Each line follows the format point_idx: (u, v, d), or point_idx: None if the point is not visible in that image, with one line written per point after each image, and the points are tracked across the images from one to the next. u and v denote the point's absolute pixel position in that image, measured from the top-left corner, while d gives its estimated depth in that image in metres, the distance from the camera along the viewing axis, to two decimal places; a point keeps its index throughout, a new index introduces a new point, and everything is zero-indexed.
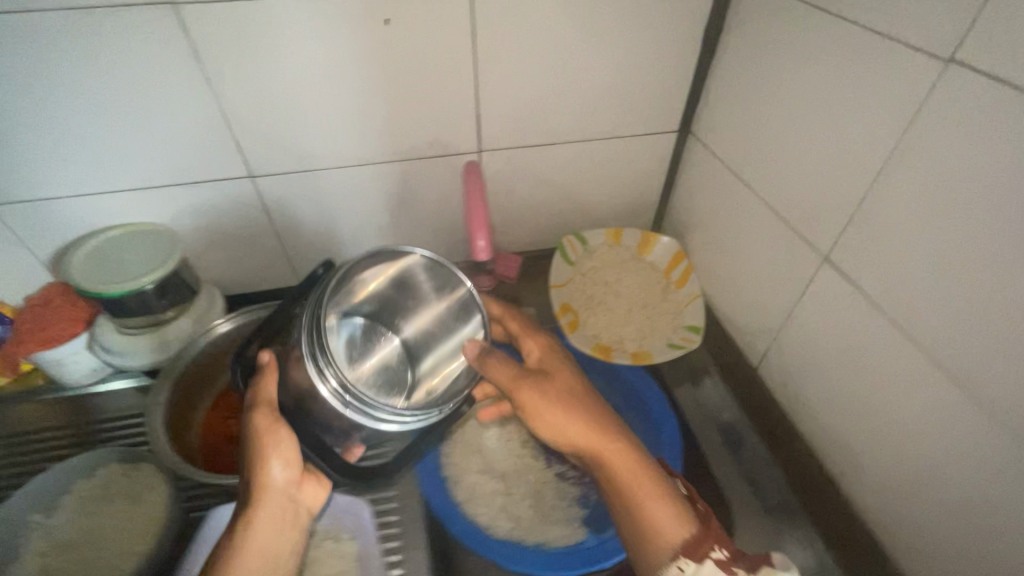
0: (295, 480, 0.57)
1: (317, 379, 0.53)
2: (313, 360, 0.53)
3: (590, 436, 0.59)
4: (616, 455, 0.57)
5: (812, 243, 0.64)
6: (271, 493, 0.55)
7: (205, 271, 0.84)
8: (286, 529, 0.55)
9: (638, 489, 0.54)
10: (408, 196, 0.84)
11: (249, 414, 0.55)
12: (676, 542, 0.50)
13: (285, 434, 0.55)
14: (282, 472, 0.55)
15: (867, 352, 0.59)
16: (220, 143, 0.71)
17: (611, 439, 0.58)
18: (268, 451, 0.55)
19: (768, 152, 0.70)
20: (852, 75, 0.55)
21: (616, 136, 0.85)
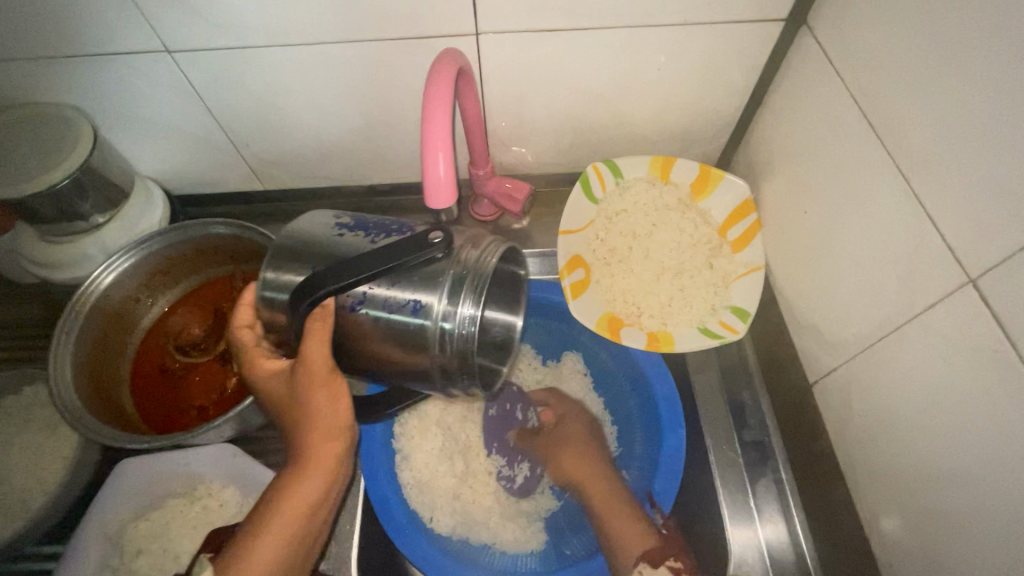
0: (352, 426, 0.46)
1: (449, 302, 0.42)
2: (449, 294, 0.42)
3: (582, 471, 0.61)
4: (592, 482, 0.60)
5: (957, 250, 0.40)
6: (328, 443, 0.44)
7: (147, 165, 0.71)
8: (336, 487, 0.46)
9: (606, 510, 0.57)
10: (384, 93, 0.62)
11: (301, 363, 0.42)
12: (637, 550, 0.52)
13: (338, 381, 0.43)
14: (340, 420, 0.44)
15: (993, 437, 0.38)
16: (110, 4, 0.52)
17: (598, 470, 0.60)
18: (327, 403, 0.43)
19: (935, 77, 0.42)
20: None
21: (687, 25, 0.56)
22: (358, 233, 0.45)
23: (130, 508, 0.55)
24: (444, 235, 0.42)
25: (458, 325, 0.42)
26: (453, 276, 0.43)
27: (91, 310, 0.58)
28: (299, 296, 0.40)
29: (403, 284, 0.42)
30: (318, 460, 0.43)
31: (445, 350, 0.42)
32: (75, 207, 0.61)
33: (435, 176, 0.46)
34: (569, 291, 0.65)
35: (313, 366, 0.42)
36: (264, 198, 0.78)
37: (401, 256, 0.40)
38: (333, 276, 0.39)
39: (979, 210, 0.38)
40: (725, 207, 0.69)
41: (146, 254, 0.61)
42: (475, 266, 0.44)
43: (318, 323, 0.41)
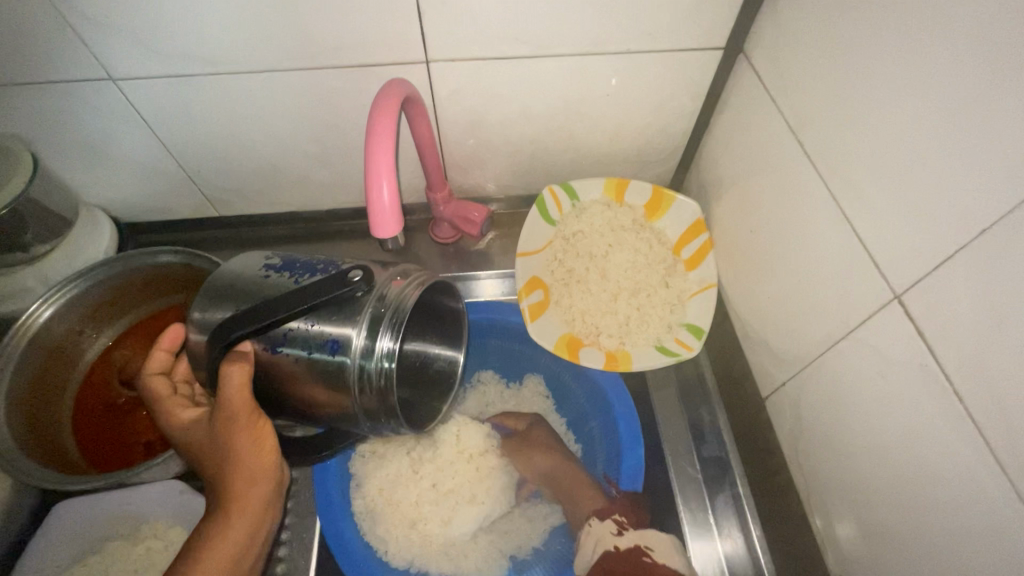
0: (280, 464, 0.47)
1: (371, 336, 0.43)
2: (368, 328, 0.43)
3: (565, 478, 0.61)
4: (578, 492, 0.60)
5: (883, 268, 0.42)
6: (254, 482, 0.44)
7: (92, 193, 0.69)
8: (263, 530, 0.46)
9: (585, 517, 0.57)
10: (337, 118, 0.62)
11: (222, 405, 0.43)
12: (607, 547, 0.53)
13: (260, 421, 0.44)
14: (266, 459, 0.45)
15: (923, 445, 0.40)
16: (48, 31, 0.51)
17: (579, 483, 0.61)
18: (249, 444, 0.44)
19: (853, 106, 0.44)
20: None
21: (632, 53, 0.58)
22: (280, 270, 0.47)
23: (76, 549, 0.52)
24: (364, 273, 0.44)
25: (377, 358, 0.43)
26: (374, 310, 0.44)
27: (29, 346, 0.56)
28: (216, 338, 0.42)
29: (322, 321, 0.43)
30: (243, 501, 0.44)
31: (365, 388, 0.44)
32: (15, 236, 0.59)
33: (379, 205, 0.46)
34: (528, 314, 0.66)
35: (235, 408, 0.43)
36: (220, 224, 0.76)
37: (314, 296, 0.41)
38: (245, 321, 0.41)
39: (899, 231, 0.40)
40: (678, 227, 0.71)
41: (89, 285, 0.59)
42: (395, 301, 0.45)
43: (237, 366, 0.42)
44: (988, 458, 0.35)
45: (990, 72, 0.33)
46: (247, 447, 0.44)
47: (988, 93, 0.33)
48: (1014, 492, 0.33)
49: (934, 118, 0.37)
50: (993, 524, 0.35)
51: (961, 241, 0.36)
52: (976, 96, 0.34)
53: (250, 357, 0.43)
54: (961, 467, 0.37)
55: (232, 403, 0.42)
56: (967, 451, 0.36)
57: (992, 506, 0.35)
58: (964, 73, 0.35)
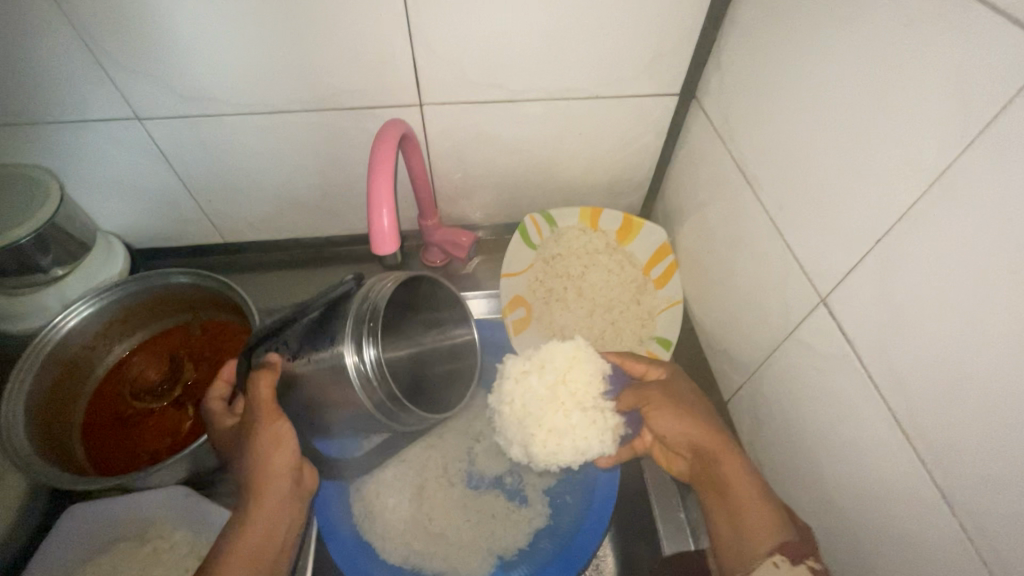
0: (299, 469, 0.50)
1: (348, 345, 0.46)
2: (355, 334, 0.46)
3: (706, 437, 0.54)
4: (728, 460, 0.52)
5: (811, 276, 0.49)
6: (270, 482, 0.48)
7: (108, 221, 0.75)
8: (284, 523, 0.48)
9: (737, 493, 0.50)
10: (339, 154, 0.70)
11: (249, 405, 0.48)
12: (766, 544, 0.45)
13: (281, 421, 0.48)
14: (282, 461, 0.48)
15: (851, 427, 0.46)
16: (87, 78, 0.59)
17: (724, 440, 0.54)
18: (270, 441, 0.48)
19: (782, 142, 0.52)
20: (926, 45, 0.36)
21: (601, 98, 0.67)
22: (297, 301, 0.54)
23: (88, 549, 0.56)
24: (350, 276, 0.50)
25: (362, 359, 0.46)
26: (354, 314, 0.47)
27: (48, 358, 0.60)
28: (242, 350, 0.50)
29: (317, 329, 0.48)
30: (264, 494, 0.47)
31: (372, 386, 0.46)
32: (35, 259, 0.64)
33: (379, 227, 0.52)
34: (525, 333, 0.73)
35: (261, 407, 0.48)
36: (225, 250, 0.82)
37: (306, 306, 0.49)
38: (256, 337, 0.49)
39: (821, 246, 0.48)
40: (647, 250, 0.78)
41: (106, 303, 0.64)
42: (372, 301, 0.49)
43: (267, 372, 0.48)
44: (899, 433, 0.41)
45: (875, 115, 0.41)
46: (268, 445, 0.48)
47: (875, 132, 0.41)
48: (919, 458, 0.40)
49: (839, 152, 0.45)
50: (907, 489, 0.41)
51: (866, 252, 0.43)
52: (867, 133, 0.42)
53: (274, 366, 0.48)
54: (881, 443, 0.43)
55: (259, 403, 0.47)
56: (884, 428, 0.43)
57: (904, 473, 0.41)
58: (858, 116, 0.43)
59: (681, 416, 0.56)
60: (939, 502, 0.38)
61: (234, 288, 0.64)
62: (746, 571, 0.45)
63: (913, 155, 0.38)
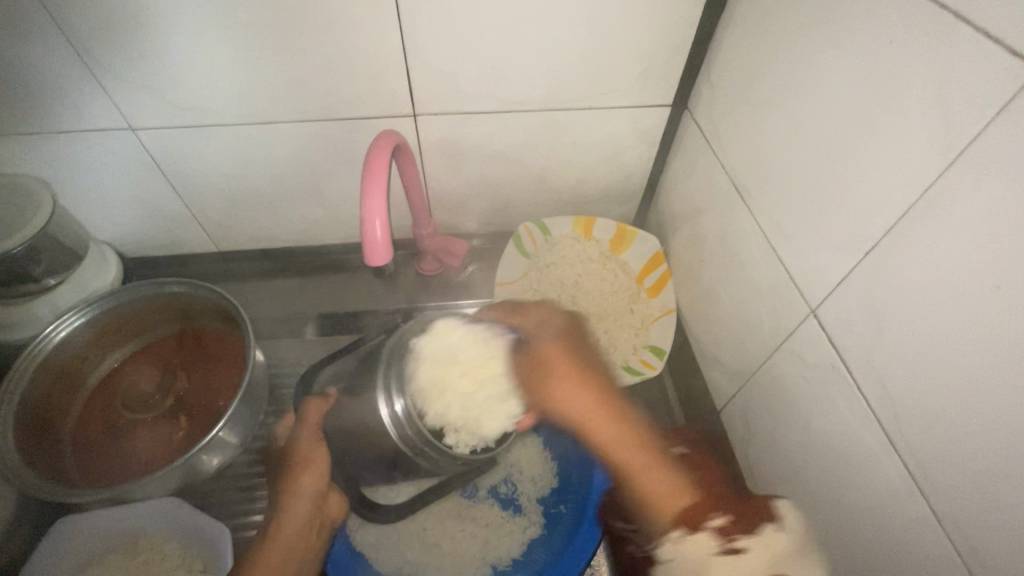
0: (325, 494, 0.59)
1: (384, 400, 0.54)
2: (387, 385, 0.54)
3: (595, 418, 0.47)
4: (608, 431, 0.47)
5: (801, 287, 0.50)
6: (296, 503, 0.57)
7: (101, 230, 0.75)
8: (312, 538, 0.58)
9: (625, 460, 0.46)
10: (333, 163, 0.70)
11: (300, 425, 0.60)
12: (673, 507, 0.45)
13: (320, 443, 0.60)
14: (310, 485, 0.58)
15: (841, 437, 0.46)
16: (80, 89, 0.59)
17: (619, 415, 0.48)
18: (310, 459, 0.59)
19: (771, 154, 0.53)
20: (910, 63, 0.37)
21: (594, 109, 0.67)
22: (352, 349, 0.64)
23: (78, 560, 0.57)
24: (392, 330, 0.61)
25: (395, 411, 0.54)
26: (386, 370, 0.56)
27: (39, 369, 0.60)
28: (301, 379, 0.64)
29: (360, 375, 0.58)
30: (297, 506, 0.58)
31: (404, 431, 0.54)
32: (27, 268, 0.64)
33: (373, 238, 0.52)
34: None
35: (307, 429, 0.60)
36: (218, 258, 0.82)
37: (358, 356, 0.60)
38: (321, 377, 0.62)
39: (810, 258, 0.48)
40: (640, 259, 0.78)
41: (97, 313, 0.64)
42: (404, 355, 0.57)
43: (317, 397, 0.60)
44: (887, 445, 0.42)
45: (861, 131, 0.42)
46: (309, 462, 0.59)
47: (862, 148, 0.42)
48: (905, 470, 0.40)
49: (827, 166, 0.46)
50: (895, 500, 0.41)
51: (854, 264, 0.44)
52: (854, 149, 0.43)
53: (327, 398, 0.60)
54: (870, 455, 0.43)
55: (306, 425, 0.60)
56: (872, 440, 0.43)
57: (892, 484, 0.41)
58: (845, 131, 0.43)
59: (577, 388, 0.49)
60: (926, 514, 0.39)
61: (228, 298, 0.63)
62: (656, 535, 0.46)
63: (899, 170, 0.39)
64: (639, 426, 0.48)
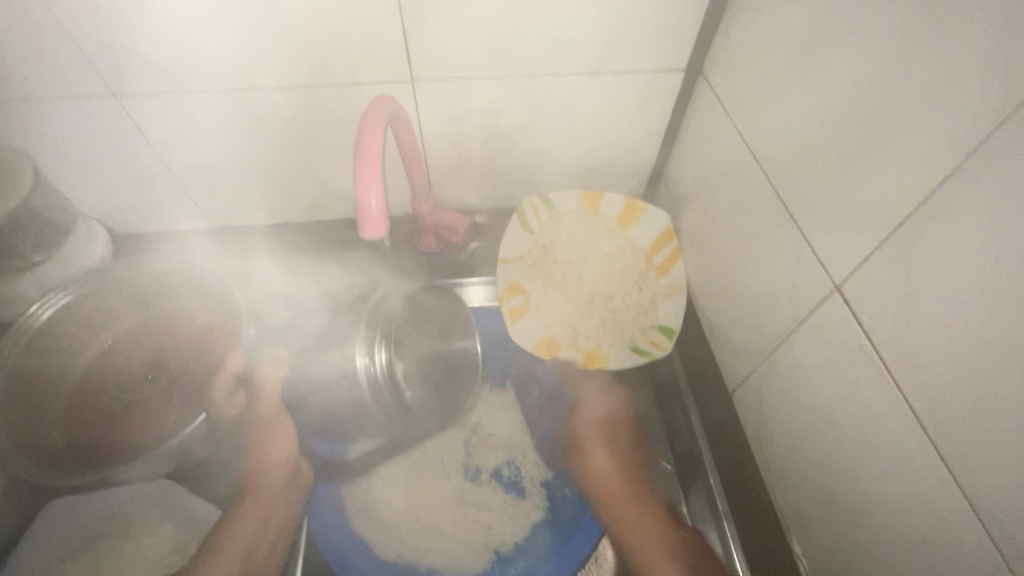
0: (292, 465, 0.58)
1: (368, 349, 0.52)
2: (366, 338, 0.52)
3: (624, 520, 0.59)
4: (643, 547, 0.56)
5: (824, 262, 0.47)
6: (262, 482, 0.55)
7: (89, 206, 0.72)
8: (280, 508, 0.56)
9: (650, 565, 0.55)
10: (328, 135, 0.66)
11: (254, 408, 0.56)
12: None
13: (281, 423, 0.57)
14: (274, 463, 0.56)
15: (864, 420, 0.44)
16: (56, 55, 0.55)
17: (648, 524, 0.58)
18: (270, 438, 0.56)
19: (794, 120, 0.49)
20: (952, 11, 0.33)
21: (602, 75, 0.63)
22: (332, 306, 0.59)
23: (75, 542, 0.56)
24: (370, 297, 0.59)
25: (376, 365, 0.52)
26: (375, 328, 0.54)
27: (26, 350, 0.59)
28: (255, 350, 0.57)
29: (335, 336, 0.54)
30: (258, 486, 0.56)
31: (379, 388, 0.52)
32: (12, 244, 0.62)
33: (367, 211, 0.49)
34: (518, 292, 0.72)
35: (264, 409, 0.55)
36: (213, 235, 0.79)
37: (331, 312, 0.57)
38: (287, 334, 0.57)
39: (836, 229, 0.45)
40: (650, 235, 0.74)
41: (84, 293, 0.62)
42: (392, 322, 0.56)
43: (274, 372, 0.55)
44: (918, 431, 0.39)
45: (894, 90, 0.38)
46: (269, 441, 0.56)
47: (895, 110, 0.38)
48: (938, 457, 0.38)
49: (854, 129, 0.42)
50: (924, 488, 0.39)
51: (882, 237, 0.41)
52: (885, 110, 0.39)
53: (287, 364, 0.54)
54: (898, 441, 0.41)
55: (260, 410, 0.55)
56: (900, 425, 0.40)
57: (922, 472, 0.39)
58: (879, 90, 0.40)
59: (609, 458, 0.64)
60: (959, 504, 0.36)
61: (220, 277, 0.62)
62: None
63: (938, 133, 0.35)
64: (666, 541, 0.56)
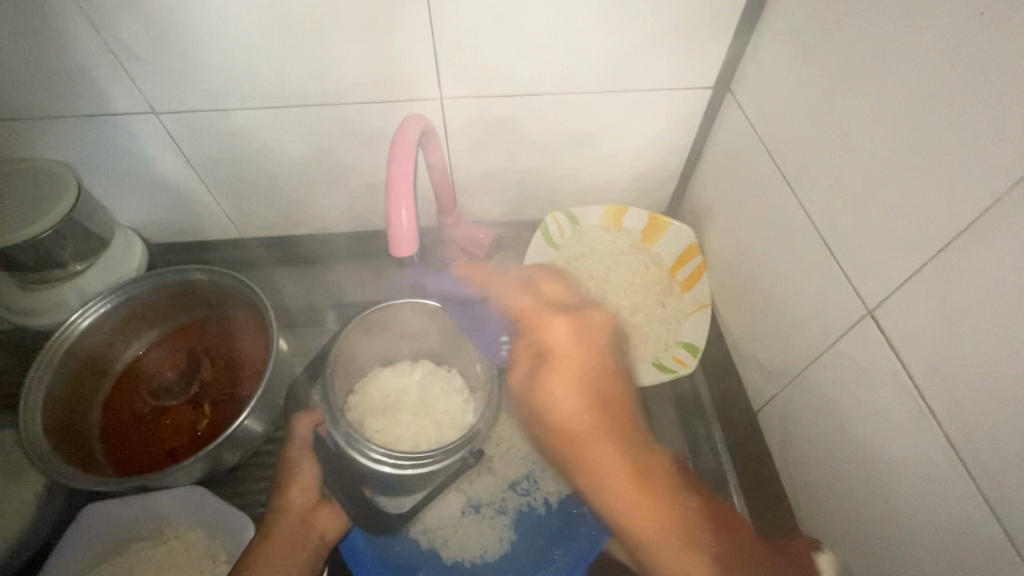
0: (314, 506, 0.57)
1: (358, 453, 0.58)
2: (355, 448, 0.58)
3: (593, 425, 0.59)
4: (598, 450, 0.58)
5: (855, 286, 0.46)
6: (285, 518, 0.55)
7: (126, 217, 0.75)
8: (293, 554, 0.53)
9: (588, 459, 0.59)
10: (356, 149, 0.68)
11: (286, 447, 0.60)
12: (658, 541, 0.53)
13: (306, 458, 0.58)
14: (300, 500, 0.56)
15: (894, 446, 0.43)
16: (100, 70, 0.57)
17: (612, 430, 0.59)
18: (295, 467, 0.58)
19: (825, 141, 0.49)
20: (999, 33, 0.33)
21: (628, 91, 0.64)
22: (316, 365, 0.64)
23: (109, 547, 0.57)
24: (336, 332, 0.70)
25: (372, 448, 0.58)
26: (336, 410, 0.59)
27: (65, 356, 0.60)
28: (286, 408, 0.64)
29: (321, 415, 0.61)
30: (280, 530, 0.54)
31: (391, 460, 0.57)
32: (54, 254, 0.64)
33: (398, 228, 0.50)
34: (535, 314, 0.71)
35: (294, 445, 0.59)
36: (240, 245, 0.81)
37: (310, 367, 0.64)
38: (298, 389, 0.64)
39: (868, 252, 0.45)
40: (673, 251, 0.75)
41: (122, 300, 0.63)
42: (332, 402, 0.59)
43: (305, 418, 0.60)
44: (958, 465, 0.38)
45: (932, 112, 0.38)
46: (295, 475, 0.57)
47: (934, 133, 0.38)
48: (978, 491, 0.37)
49: (889, 152, 0.42)
50: (962, 524, 0.38)
51: (920, 263, 0.40)
52: (926, 134, 0.39)
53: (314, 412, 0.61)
54: (935, 474, 0.40)
55: (292, 444, 0.59)
56: (939, 458, 0.39)
57: (962, 509, 0.38)
58: (916, 114, 0.39)
59: (582, 393, 0.61)
60: (1001, 542, 0.35)
61: (250, 285, 0.62)
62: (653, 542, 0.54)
63: (982, 157, 0.35)
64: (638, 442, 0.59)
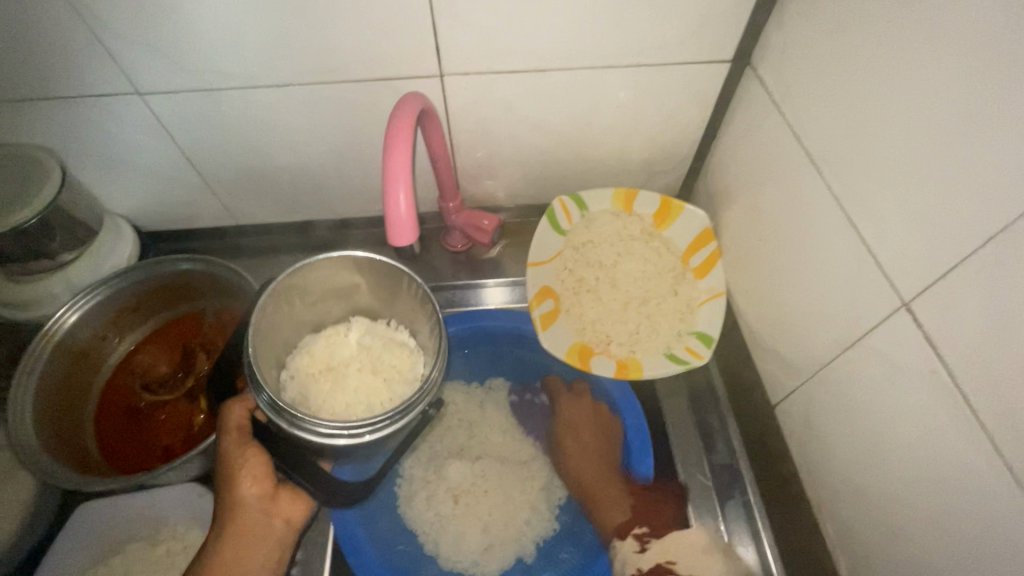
0: (271, 496, 0.50)
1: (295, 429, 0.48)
2: (291, 422, 0.48)
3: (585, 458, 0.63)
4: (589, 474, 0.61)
5: (889, 275, 0.43)
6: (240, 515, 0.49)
7: (117, 204, 0.72)
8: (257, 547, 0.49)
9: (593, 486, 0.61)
10: (353, 131, 0.64)
11: (220, 437, 0.51)
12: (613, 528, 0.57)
13: (248, 446, 0.50)
14: (253, 490, 0.49)
15: (930, 447, 0.40)
16: (77, 50, 0.54)
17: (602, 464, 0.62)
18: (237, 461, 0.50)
19: (857, 118, 0.45)
20: None
21: (641, 66, 0.59)
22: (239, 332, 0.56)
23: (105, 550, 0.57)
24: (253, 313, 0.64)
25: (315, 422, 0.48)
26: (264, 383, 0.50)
27: (54, 353, 0.58)
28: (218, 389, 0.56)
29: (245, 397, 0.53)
30: (238, 524, 0.49)
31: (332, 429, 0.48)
32: (41, 245, 0.62)
33: (397, 213, 0.47)
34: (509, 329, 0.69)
35: (229, 436, 0.51)
36: (237, 232, 0.78)
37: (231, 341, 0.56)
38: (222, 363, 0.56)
39: (905, 239, 0.41)
40: (687, 236, 0.71)
41: (111, 293, 0.61)
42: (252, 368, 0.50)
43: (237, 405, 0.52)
44: (1004, 472, 0.35)
45: (985, 84, 0.34)
46: (237, 467, 0.49)
47: (987, 108, 0.34)
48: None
49: (932, 129, 0.38)
50: (1005, 532, 0.35)
51: (966, 253, 0.37)
52: (977, 109, 0.35)
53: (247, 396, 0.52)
54: (976, 480, 0.37)
55: (226, 434, 0.51)
56: (980, 461, 0.36)
57: (1007, 517, 0.35)
58: (966, 86, 0.35)
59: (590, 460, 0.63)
60: None
61: (244, 275, 0.60)
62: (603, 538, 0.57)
63: None
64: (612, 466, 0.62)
